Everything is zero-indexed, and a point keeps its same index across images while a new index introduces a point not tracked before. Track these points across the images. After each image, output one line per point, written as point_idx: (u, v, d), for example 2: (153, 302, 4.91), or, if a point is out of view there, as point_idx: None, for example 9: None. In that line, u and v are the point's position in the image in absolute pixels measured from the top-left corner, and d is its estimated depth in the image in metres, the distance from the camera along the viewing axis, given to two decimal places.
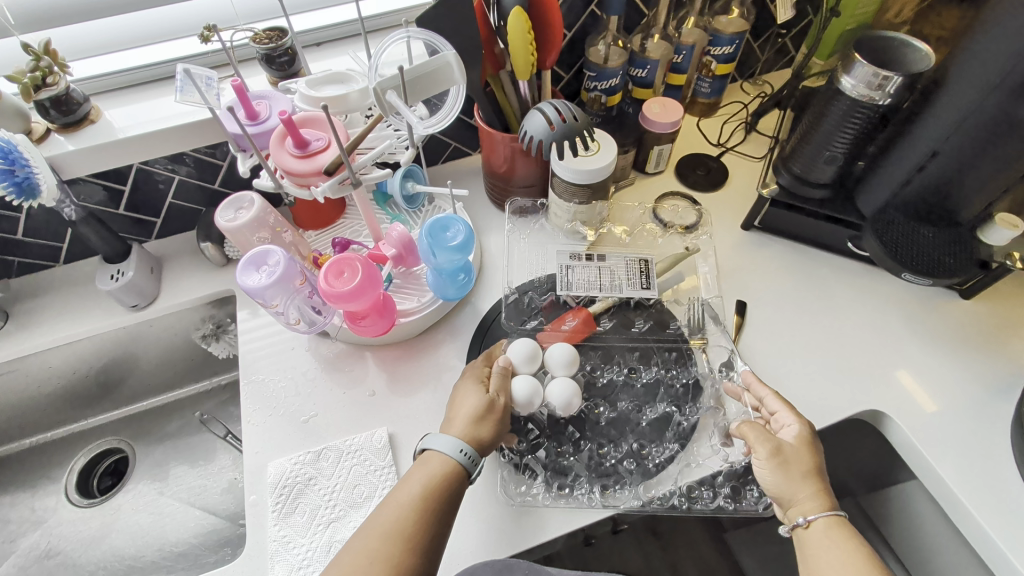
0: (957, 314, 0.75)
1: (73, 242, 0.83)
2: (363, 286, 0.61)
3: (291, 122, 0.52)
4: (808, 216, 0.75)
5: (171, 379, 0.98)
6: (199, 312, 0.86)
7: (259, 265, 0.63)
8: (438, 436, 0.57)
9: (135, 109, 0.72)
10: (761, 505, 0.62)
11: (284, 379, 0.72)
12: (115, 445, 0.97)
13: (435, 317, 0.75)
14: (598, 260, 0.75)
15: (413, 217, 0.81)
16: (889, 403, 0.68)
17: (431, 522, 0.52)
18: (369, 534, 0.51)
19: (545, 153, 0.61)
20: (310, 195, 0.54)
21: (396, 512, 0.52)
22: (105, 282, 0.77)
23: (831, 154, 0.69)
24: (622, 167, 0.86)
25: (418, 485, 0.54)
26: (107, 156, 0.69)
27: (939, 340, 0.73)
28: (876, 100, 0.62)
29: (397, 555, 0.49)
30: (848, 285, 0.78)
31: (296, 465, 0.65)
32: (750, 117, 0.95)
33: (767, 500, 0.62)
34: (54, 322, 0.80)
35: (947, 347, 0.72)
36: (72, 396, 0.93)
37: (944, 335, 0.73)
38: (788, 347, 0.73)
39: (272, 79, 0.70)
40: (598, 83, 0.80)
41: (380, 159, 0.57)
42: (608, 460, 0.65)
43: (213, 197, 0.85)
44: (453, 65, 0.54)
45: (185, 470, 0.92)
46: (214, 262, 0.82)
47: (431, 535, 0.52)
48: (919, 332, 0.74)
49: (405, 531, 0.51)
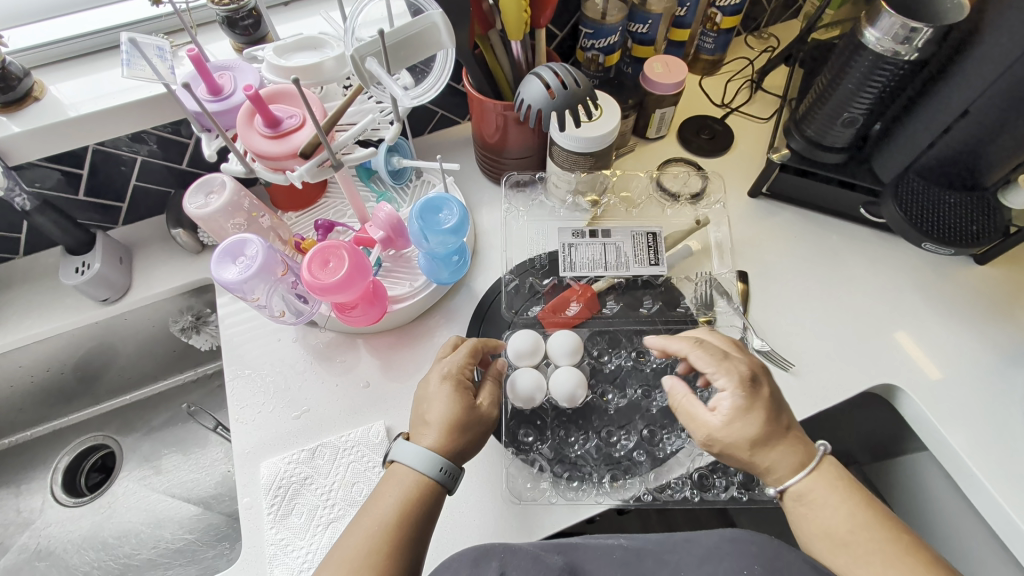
0: (971, 281, 0.72)
1: (32, 232, 0.76)
2: (352, 275, 0.56)
3: (257, 98, 0.46)
4: (821, 182, 0.72)
5: (154, 371, 0.93)
6: (176, 302, 0.80)
7: (236, 256, 0.58)
8: (407, 446, 0.50)
9: (84, 83, 0.64)
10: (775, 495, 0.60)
11: (272, 372, 0.68)
12: (100, 441, 0.93)
13: (428, 302, 0.71)
14: (602, 236, 0.70)
15: (400, 194, 0.75)
16: (902, 376, 0.66)
17: (407, 543, 0.46)
18: (339, 561, 0.44)
19: (545, 124, 0.56)
20: (285, 179, 0.49)
21: (368, 540, 0.45)
22: (70, 275, 0.72)
23: (850, 116, 0.65)
24: (622, 133, 0.80)
25: (392, 504, 0.48)
26: (56, 138, 0.62)
27: (953, 307, 0.70)
28: (901, 54, 0.57)
29: None
30: (859, 254, 0.75)
31: (290, 464, 0.62)
32: (755, 74, 0.89)
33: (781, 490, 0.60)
34: (20, 320, 0.75)
35: (961, 315, 0.70)
36: (49, 393, 0.88)
37: (958, 302, 0.71)
38: (799, 321, 0.70)
39: (236, 45, 0.63)
40: (595, 42, 0.74)
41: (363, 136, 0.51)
42: (618, 451, 0.63)
43: (182, 178, 0.79)
44: (440, 26, 0.48)
45: (176, 464, 0.89)
46: (188, 249, 0.76)
47: (415, 552, 0.47)
48: (932, 301, 0.71)
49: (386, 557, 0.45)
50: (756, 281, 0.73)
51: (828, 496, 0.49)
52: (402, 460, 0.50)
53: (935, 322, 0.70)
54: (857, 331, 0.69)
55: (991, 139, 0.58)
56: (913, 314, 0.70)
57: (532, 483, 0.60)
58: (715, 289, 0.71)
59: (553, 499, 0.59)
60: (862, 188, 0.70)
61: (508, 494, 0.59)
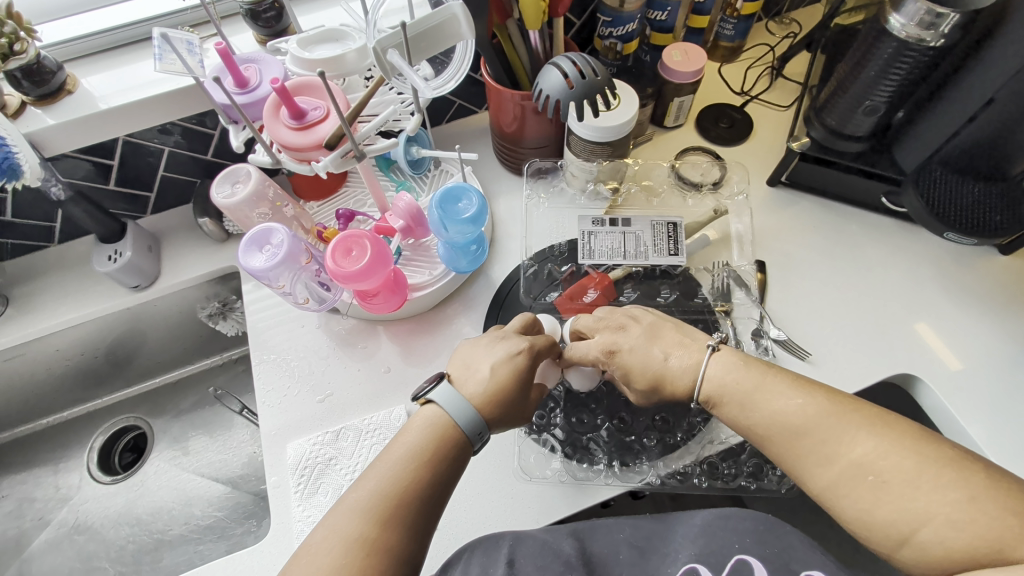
0: (994, 271, 0.71)
1: (65, 221, 0.79)
2: (373, 264, 0.58)
3: (284, 91, 0.47)
4: (840, 171, 0.71)
5: (182, 355, 0.96)
6: (203, 289, 0.83)
7: (261, 245, 0.60)
8: (449, 392, 0.52)
9: (114, 76, 0.66)
10: (783, 486, 0.61)
11: (296, 357, 0.70)
12: (132, 422, 0.97)
13: (447, 290, 0.72)
14: (622, 224, 0.71)
15: (418, 183, 0.76)
16: (921, 366, 0.65)
17: (414, 500, 0.46)
18: (346, 508, 0.45)
19: (563, 113, 0.56)
20: (310, 170, 0.50)
21: (387, 485, 0.46)
22: (103, 263, 0.74)
23: (872, 104, 0.64)
24: (640, 122, 0.80)
25: (412, 448, 0.49)
26: (89, 131, 0.65)
27: (975, 298, 0.70)
28: (926, 41, 0.57)
29: (375, 533, 0.44)
30: (879, 243, 0.74)
31: (316, 446, 0.64)
32: (776, 61, 0.88)
33: (789, 481, 0.60)
34: (57, 305, 0.78)
35: (982, 306, 0.69)
36: (83, 376, 0.92)
37: (980, 292, 0.70)
38: (816, 311, 0.70)
39: (259, 38, 0.64)
40: (613, 30, 0.73)
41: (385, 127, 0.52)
42: (630, 435, 0.63)
43: (207, 168, 0.81)
44: (460, 18, 0.48)
45: (204, 445, 0.92)
46: (214, 237, 0.79)
47: (428, 523, 0.47)
48: (954, 291, 0.70)
49: (405, 513, 0.45)
50: (773, 270, 0.73)
51: (741, 380, 0.50)
52: (440, 401, 0.52)
53: (955, 313, 0.69)
54: (875, 320, 0.69)
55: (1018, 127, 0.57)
56: (933, 304, 0.70)
57: (548, 467, 0.61)
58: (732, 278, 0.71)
59: (570, 483, 0.60)
60: (883, 177, 0.69)
61: (525, 477, 0.60)
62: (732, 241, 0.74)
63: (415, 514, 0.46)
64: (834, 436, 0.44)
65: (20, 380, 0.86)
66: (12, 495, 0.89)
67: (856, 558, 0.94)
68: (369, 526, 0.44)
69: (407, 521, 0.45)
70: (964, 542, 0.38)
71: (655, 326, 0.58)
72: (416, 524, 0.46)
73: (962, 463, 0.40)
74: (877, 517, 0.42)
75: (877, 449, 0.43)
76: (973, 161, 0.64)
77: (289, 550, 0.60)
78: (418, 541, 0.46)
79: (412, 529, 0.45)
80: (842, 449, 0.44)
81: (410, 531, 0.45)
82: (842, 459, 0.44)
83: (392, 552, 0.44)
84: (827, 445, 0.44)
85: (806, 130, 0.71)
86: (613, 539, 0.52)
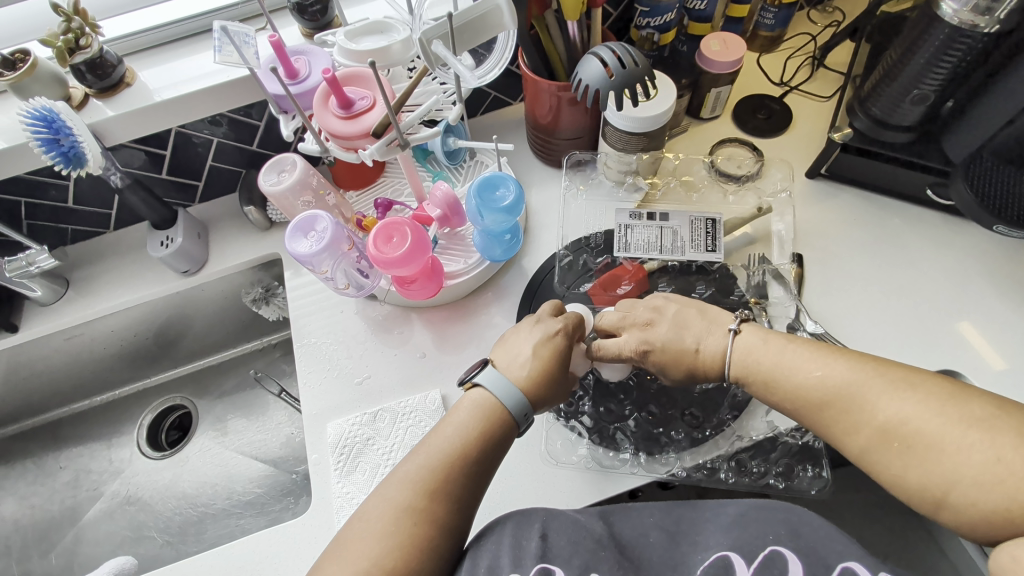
0: None
1: (121, 208, 0.83)
2: (412, 252, 0.59)
3: (335, 81, 0.49)
4: (884, 162, 0.70)
5: (225, 339, 1.00)
6: (247, 275, 0.86)
7: (306, 231, 0.62)
8: (497, 377, 0.53)
9: (168, 69, 0.70)
10: (813, 487, 0.59)
11: (334, 341, 0.73)
12: (178, 401, 1.01)
13: (482, 278, 0.73)
14: (660, 219, 0.72)
15: (454, 173, 0.78)
16: (965, 364, 0.64)
17: (464, 474, 0.49)
18: (402, 483, 0.47)
19: (602, 103, 0.57)
20: (357, 157, 0.52)
21: (437, 460, 0.49)
22: (156, 248, 0.78)
23: (920, 93, 0.62)
24: (675, 112, 0.80)
25: (464, 428, 0.51)
26: (146, 122, 0.68)
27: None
28: (981, 27, 0.55)
29: (428, 506, 0.46)
30: (923, 236, 0.72)
31: (354, 426, 0.66)
32: (818, 50, 0.86)
33: (820, 483, 0.59)
34: (113, 288, 0.83)
35: None
36: (134, 356, 0.97)
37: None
38: (855, 305, 0.69)
39: (305, 31, 0.66)
40: (651, 20, 0.73)
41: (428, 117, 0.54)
42: (659, 427, 0.63)
43: (252, 158, 0.84)
44: (504, 9, 0.49)
45: (245, 424, 0.96)
46: (258, 225, 0.82)
47: (473, 497, 0.49)
48: (1002, 286, 0.68)
49: (452, 488, 0.48)
50: (810, 263, 0.72)
51: (759, 351, 0.51)
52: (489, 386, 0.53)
53: (1002, 311, 0.67)
54: (916, 317, 0.67)
55: None
56: (978, 302, 0.67)
57: (578, 457, 0.62)
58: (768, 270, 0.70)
59: (601, 471, 0.61)
60: (927, 168, 0.68)
61: (557, 463, 0.61)
62: (769, 233, 0.73)
63: (461, 487, 0.48)
64: (858, 402, 0.44)
65: (78, 358, 0.91)
66: (70, 466, 0.95)
67: (889, 560, 0.92)
68: (418, 498, 0.47)
69: (453, 494, 0.48)
70: (996, 504, 0.37)
71: (680, 315, 0.57)
72: (463, 499, 0.48)
73: (992, 422, 0.39)
74: (909, 481, 0.41)
75: (901, 411, 0.42)
76: None
77: (329, 525, 0.62)
78: (462, 513, 0.48)
79: (457, 503, 0.48)
80: (867, 414, 0.43)
81: (456, 504, 0.48)
82: (867, 424, 0.43)
83: (439, 524, 0.46)
84: (852, 411, 0.44)
85: (849, 120, 0.70)
86: (642, 523, 0.52)
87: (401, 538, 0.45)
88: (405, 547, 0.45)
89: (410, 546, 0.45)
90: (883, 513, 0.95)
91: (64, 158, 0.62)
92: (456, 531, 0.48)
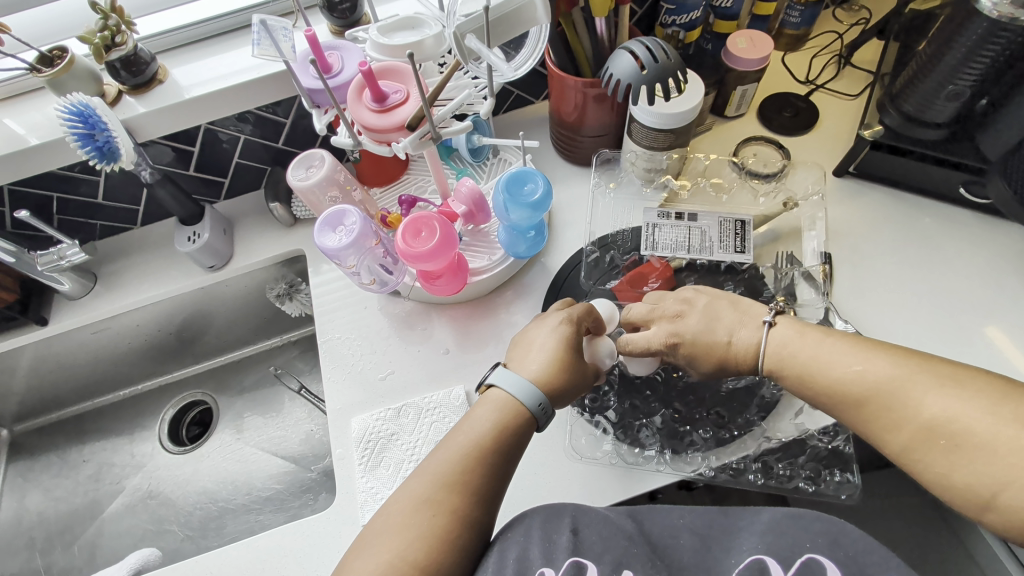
0: None
1: (148, 204, 0.85)
2: (440, 247, 0.59)
3: (371, 74, 0.49)
4: (914, 160, 0.69)
5: (246, 335, 1.01)
6: (270, 271, 0.87)
7: (335, 226, 0.63)
8: (509, 374, 0.52)
9: (199, 66, 0.71)
10: (842, 492, 0.57)
11: (358, 336, 0.73)
12: (199, 397, 1.02)
13: (506, 275, 0.73)
14: (689, 219, 0.71)
15: (478, 170, 0.78)
16: (1002, 366, 0.62)
17: (487, 468, 0.48)
18: (426, 478, 0.47)
19: (633, 98, 0.56)
20: (389, 151, 0.52)
21: (459, 454, 0.48)
22: (183, 243, 0.79)
23: (955, 89, 0.61)
24: (700, 110, 0.79)
25: (483, 424, 0.50)
26: (177, 117, 0.69)
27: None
28: (1019, 20, 0.55)
29: (453, 501, 0.46)
30: (955, 235, 0.71)
31: (378, 421, 0.66)
32: (844, 48, 0.85)
33: (849, 488, 0.57)
34: (140, 282, 0.84)
35: None
36: (157, 351, 0.98)
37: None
38: (885, 305, 0.67)
39: (334, 28, 0.67)
40: (677, 17, 0.73)
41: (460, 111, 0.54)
42: (684, 425, 0.62)
43: (277, 156, 0.85)
44: (539, 4, 0.50)
45: (265, 420, 0.97)
46: (282, 221, 0.82)
47: (497, 495, 0.49)
48: None
49: (477, 483, 0.47)
50: (838, 263, 0.70)
51: (795, 346, 0.50)
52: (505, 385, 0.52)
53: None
54: (947, 317, 0.66)
55: None
56: (1012, 304, 0.66)
57: (602, 453, 0.61)
58: (796, 267, 0.69)
59: (627, 470, 0.60)
60: (961, 165, 0.66)
61: (582, 461, 0.60)
62: (797, 231, 0.72)
63: (485, 483, 0.48)
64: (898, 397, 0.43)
65: (104, 352, 0.92)
66: (92, 460, 0.96)
67: (913, 569, 0.90)
68: (443, 496, 0.46)
69: (478, 491, 0.47)
70: None
71: (712, 307, 0.57)
72: (487, 496, 0.48)
73: None
74: (955, 480, 0.40)
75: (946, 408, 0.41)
76: None
77: (354, 519, 0.62)
78: (487, 510, 0.48)
79: (482, 499, 0.47)
80: (909, 412, 0.42)
81: (480, 501, 0.47)
82: (912, 421, 0.42)
83: (463, 519, 0.46)
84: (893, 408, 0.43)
85: (879, 117, 0.69)
86: (673, 525, 0.50)
87: (422, 531, 0.44)
88: (430, 543, 0.44)
89: (434, 541, 0.44)
90: (909, 520, 0.93)
91: (99, 152, 0.63)
92: (480, 526, 0.47)
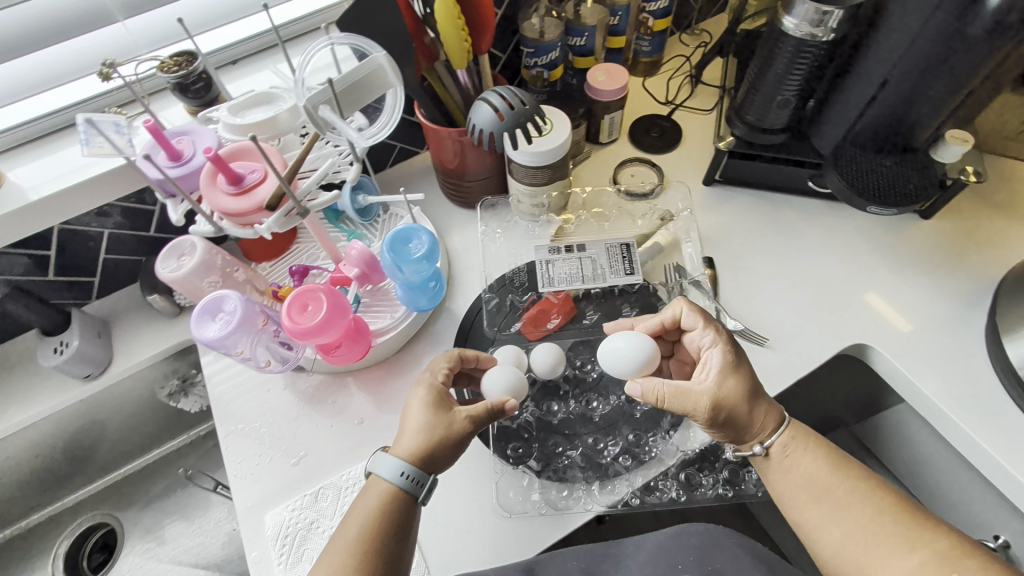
0: (921, 235, 0.76)
1: (4, 319, 0.76)
2: (330, 318, 0.57)
3: (218, 159, 0.47)
4: (767, 163, 0.76)
5: (146, 439, 0.92)
6: (161, 367, 0.80)
7: (214, 314, 0.59)
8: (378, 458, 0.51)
9: (41, 166, 0.65)
10: (760, 488, 0.61)
11: (264, 424, 0.68)
12: (99, 519, 0.91)
13: (412, 331, 0.72)
14: (579, 249, 0.73)
15: (370, 229, 0.77)
16: (873, 336, 0.69)
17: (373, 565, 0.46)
18: None
19: (500, 145, 0.59)
20: (254, 232, 0.50)
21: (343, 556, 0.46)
22: (50, 357, 0.71)
23: (785, 97, 0.68)
24: (576, 141, 0.84)
25: (358, 521, 0.48)
26: (20, 224, 0.63)
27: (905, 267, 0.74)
28: (819, 37, 0.61)
29: None
30: (814, 224, 0.78)
31: (296, 511, 0.62)
32: (694, 69, 0.93)
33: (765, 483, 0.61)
34: (4, 408, 0.74)
35: (915, 268, 0.74)
36: (40, 478, 0.86)
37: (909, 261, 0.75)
38: (768, 297, 0.73)
39: (190, 109, 0.64)
40: (538, 59, 0.77)
41: (326, 181, 0.53)
42: (604, 455, 0.62)
43: (151, 244, 0.79)
44: (386, 68, 0.50)
45: (180, 530, 0.88)
46: (165, 313, 0.76)
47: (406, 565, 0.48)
48: (888, 258, 0.75)
49: (385, 558, 0.47)
50: (722, 265, 0.75)
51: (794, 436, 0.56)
52: (376, 467, 0.50)
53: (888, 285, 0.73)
54: (822, 301, 0.72)
55: (915, 100, 0.62)
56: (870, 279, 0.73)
57: (532, 501, 0.60)
58: (684, 278, 0.74)
59: (558, 512, 0.59)
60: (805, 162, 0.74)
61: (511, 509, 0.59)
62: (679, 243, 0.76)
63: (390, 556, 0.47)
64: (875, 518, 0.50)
65: None
66: None
67: None
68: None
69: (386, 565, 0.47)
70: None
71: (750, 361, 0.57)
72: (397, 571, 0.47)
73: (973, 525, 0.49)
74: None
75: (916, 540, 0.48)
76: (881, 138, 0.68)
77: None
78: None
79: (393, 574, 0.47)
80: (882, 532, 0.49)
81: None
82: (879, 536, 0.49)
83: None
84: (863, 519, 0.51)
85: (729, 129, 0.76)
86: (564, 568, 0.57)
87: None
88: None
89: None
90: None
91: None
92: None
